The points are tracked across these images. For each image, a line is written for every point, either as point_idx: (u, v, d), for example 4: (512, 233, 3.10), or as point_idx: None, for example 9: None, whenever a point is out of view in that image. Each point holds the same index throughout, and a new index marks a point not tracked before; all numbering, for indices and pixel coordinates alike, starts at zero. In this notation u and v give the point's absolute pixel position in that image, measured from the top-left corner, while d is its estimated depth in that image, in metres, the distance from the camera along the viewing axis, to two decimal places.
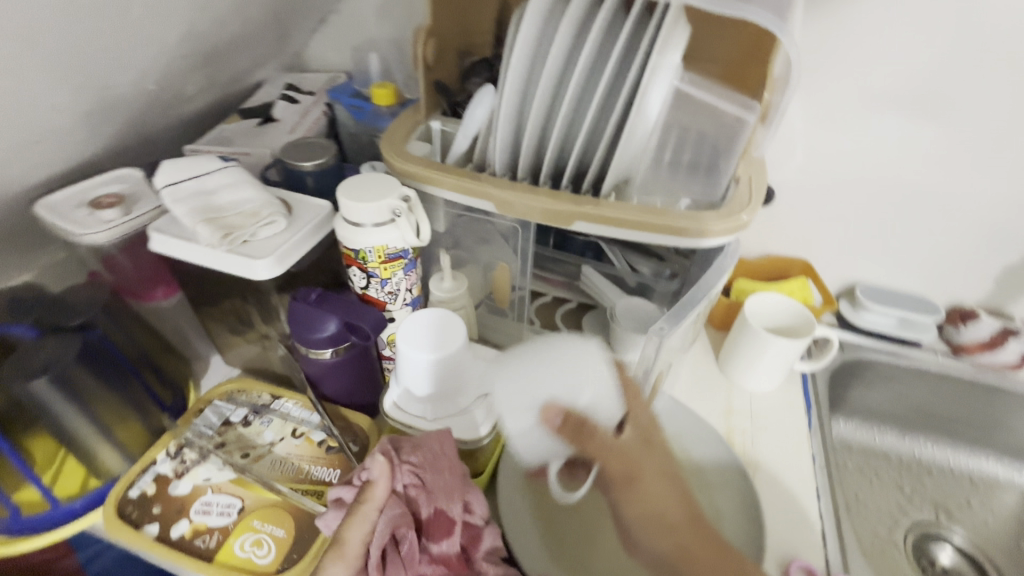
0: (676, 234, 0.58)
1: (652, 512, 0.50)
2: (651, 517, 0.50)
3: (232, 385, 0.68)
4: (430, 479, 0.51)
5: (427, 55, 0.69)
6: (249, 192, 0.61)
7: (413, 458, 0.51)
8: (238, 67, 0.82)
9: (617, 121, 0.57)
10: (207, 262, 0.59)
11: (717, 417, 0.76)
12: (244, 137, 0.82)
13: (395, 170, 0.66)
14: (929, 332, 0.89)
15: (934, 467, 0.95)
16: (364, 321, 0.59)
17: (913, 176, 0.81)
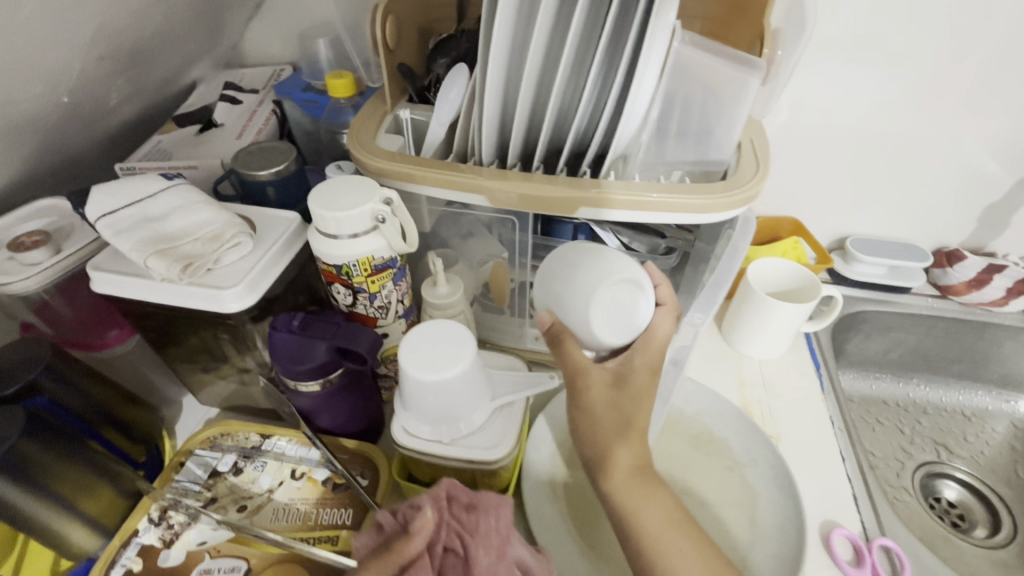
0: (689, 211, 0.54)
1: (595, 457, 0.50)
2: (593, 458, 0.50)
3: (213, 430, 0.60)
4: (475, 546, 0.40)
5: (386, 37, 0.61)
6: (203, 213, 0.53)
7: (464, 518, 0.42)
8: (166, 68, 0.72)
9: (615, 95, 0.52)
10: (165, 300, 0.52)
11: (732, 390, 0.74)
12: (186, 149, 0.73)
13: (368, 170, 0.59)
14: (919, 278, 0.90)
15: (929, 406, 0.97)
16: (357, 343, 0.53)
17: (899, 123, 0.80)
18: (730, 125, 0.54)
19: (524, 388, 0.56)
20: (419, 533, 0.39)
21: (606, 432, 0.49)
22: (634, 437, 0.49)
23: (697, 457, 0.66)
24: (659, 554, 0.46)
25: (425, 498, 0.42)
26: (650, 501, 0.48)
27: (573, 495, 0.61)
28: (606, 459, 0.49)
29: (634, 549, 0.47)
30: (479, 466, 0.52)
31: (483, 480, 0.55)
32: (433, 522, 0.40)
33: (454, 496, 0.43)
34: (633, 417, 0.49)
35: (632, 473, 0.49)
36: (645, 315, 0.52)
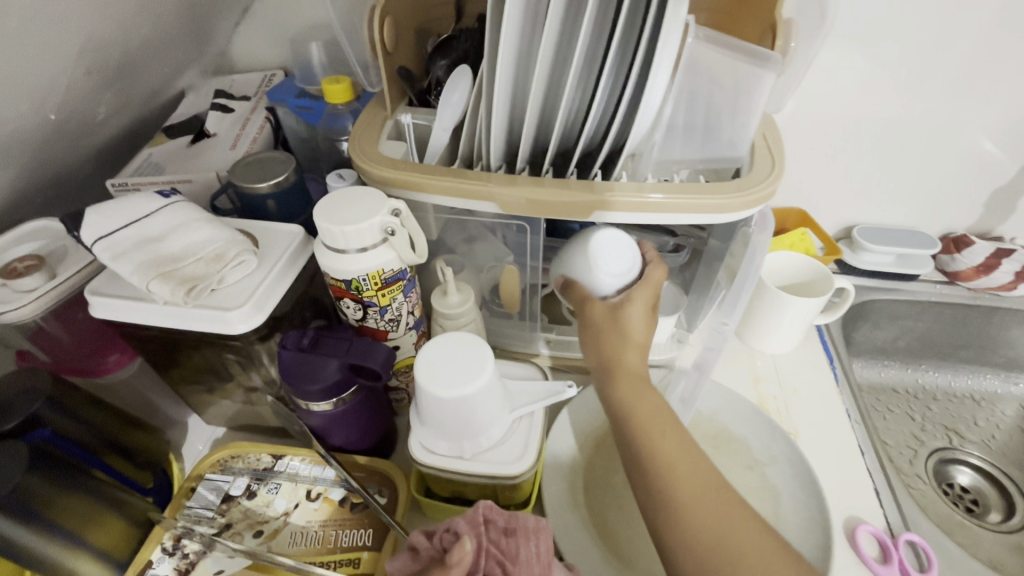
0: (705, 211, 0.53)
1: (601, 359, 0.55)
2: (599, 361, 0.55)
3: (223, 452, 0.59)
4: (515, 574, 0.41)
5: (384, 40, 0.59)
6: (204, 231, 0.51)
7: (502, 543, 0.42)
8: (154, 79, 0.69)
9: (625, 96, 0.51)
10: (169, 322, 0.50)
11: (747, 387, 0.73)
12: (179, 161, 0.71)
13: (371, 178, 0.57)
14: (926, 265, 0.89)
15: (938, 392, 0.97)
16: (370, 359, 0.51)
17: (906, 109, 0.79)
18: (744, 121, 0.53)
19: (542, 397, 0.55)
20: (458, 565, 0.39)
21: (610, 336, 0.55)
22: (636, 341, 0.54)
23: (715, 457, 0.65)
24: (649, 435, 0.50)
25: (462, 525, 0.42)
26: (648, 394, 0.52)
27: (593, 502, 0.60)
28: (611, 357, 0.54)
29: (628, 430, 0.51)
30: (501, 480, 0.51)
31: (504, 493, 0.54)
32: (473, 552, 0.40)
33: (490, 519, 0.43)
34: (633, 324, 0.55)
35: (633, 370, 0.54)
36: (637, 260, 0.57)
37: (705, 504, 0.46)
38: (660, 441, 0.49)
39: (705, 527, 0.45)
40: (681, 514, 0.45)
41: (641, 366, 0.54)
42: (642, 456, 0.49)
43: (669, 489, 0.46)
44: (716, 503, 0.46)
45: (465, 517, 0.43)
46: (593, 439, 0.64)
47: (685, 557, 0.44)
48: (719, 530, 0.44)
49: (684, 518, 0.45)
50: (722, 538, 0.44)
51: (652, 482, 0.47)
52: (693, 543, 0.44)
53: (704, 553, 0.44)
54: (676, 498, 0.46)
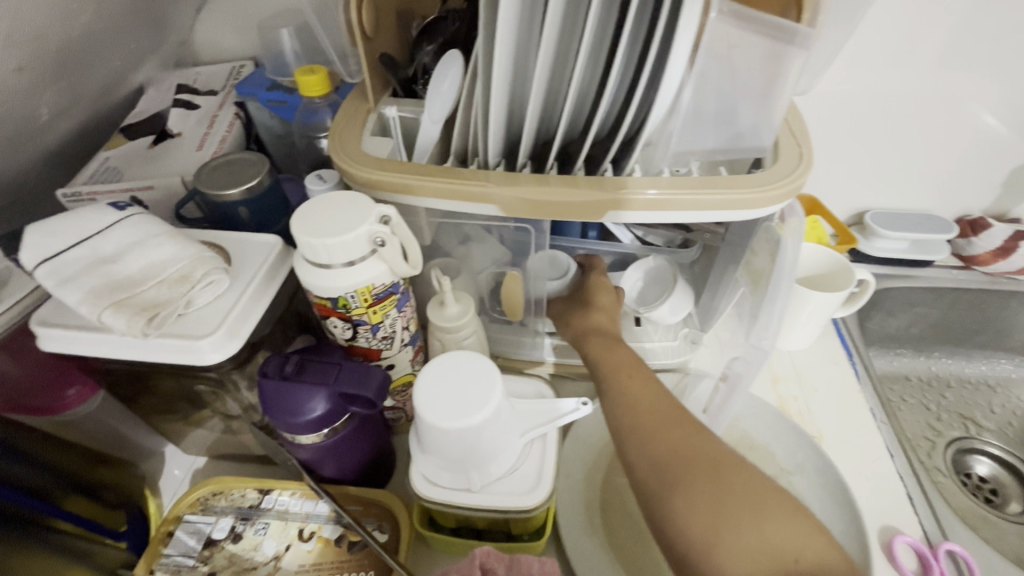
0: (730, 207, 0.47)
1: (579, 326, 0.61)
2: (577, 328, 0.61)
3: (203, 489, 0.53)
4: None
5: (363, 24, 0.52)
6: (166, 248, 0.45)
7: None
8: (106, 74, 0.62)
9: (638, 81, 0.45)
10: (131, 354, 0.44)
11: (765, 387, 0.69)
12: (140, 165, 0.64)
13: (355, 180, 0.51)
14: (942, 251, 0.85)
15: (952, 379, 0.94)
16: (363, 385, 0.46)
17: (927, 87, 0.74)
18: (769, 105, 0.47)
19: (554, 417, 0.50)
20: None
21: (576, 310, 0.62)
22: (606, 309, 0.62)
23: None
24: (620, 375, 0.53)
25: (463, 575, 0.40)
26: (620, 348, 0.57)
27: (612, 526, 0.55)
28: (586, 322, 0.61)
29: (602, 373, 0.55)
30: (515, 513, 0.46)
31: (517, 523, 0.49)
32: None
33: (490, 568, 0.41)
34: (599, 295, 0.62)
35: (603, 330, 0.60)
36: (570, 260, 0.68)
37: (667, 420, 0.47)
38: (626, 377, 0.52)
39: (666, 437, 0.46)
40: (645, 429, 0.47)
41: (611, 327, 0.60)
42: (614, 390, 0.52)
43: (634, 412, 0.49)
44: (679, 420, 0.47)
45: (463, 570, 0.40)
46: (606, 453, 0.60)
47: (647, 466, 0.45)
48: (680, 439, 0.45)
49: (648, 432, 0.47)
50: (682, 445, 0.45)
51: (621, 409, 0.50)
52: (654, 451, 0.45)
53: (665, 459, 0.44)
54: (639, 418, 0.48)
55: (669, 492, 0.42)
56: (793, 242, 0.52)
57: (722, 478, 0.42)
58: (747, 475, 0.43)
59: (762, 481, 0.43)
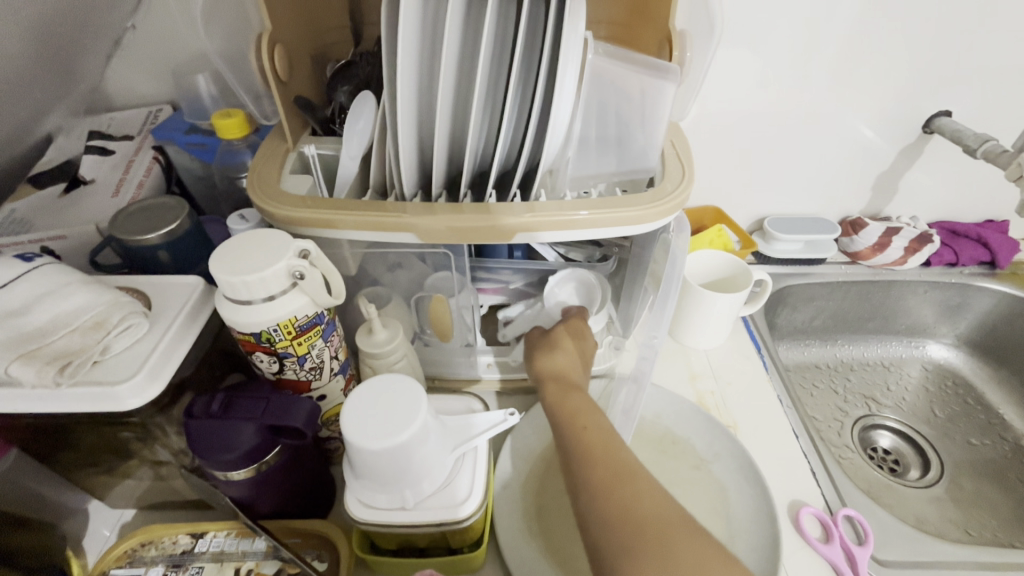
0: (627, 223, 0.53)
1: (544, 369, 0.61)
2: (543, 370, 0.61)
3: (131, 540, 0.52)
4: None
5: (276, 68, 0.55)
6: (77, 296, 0.44)
7: None
8: (8, 124, 0.61)
9: (533, 117, 0.50)
10: (42, 408, 0.43)
11: (685, 385, 0.75)
12: (49, 215, 0.63)
13: (276, 218, 0.53)
14: (830, 249, 0.96)
15: (855, 363, 1.04)
16: (291, 416, 0.47)
17: (799, 108, 0.85)
18: (652, 129, 0.53)
19: (484, 429, 0.53)
20: None
21: (545, 350, 0.63)
22: (571, 355, 0.62)
23: (663, 461, 0.65)
24: (577, 425, 0.52)
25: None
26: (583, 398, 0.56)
27: (549, 525, 0.58)
28: (549, 366, 0.61)
29: (564, 421, 0.53)
30: (450, 526, 0.48)
31: (454, 536, 0.51)
32: None
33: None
34: (563, 338, 0.64)
35: (565, 378, 0.60)
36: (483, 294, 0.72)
37: (624, 480, 0.45)
38: (583, 430, 0.51)
39: (621, 496, 0.44)
40: (597, 484, 0.45)
41: (573, 372, 0.61)
42: (574, 440, 0.50)
43: (589, 460, 0.47)
44: (636, 481, 0.45)
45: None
46: (543, 459, 0.63)
47: (596, 520, 0.43)
48: (632, 501, 0.43)
49: (602, 491, 0.45)
50: (633, 507, 0.43)
51: (580, 459, 0.48)
52: (608, 510, 0.43)
53: (618, 521, 0.42)
54: (595, 475, 0.46)
55: (617, 556, 0.41)
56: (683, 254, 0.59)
57: (670, 548, 0.40)
58: (698, 542, 0.41)
59: (712, 544, 0.41)
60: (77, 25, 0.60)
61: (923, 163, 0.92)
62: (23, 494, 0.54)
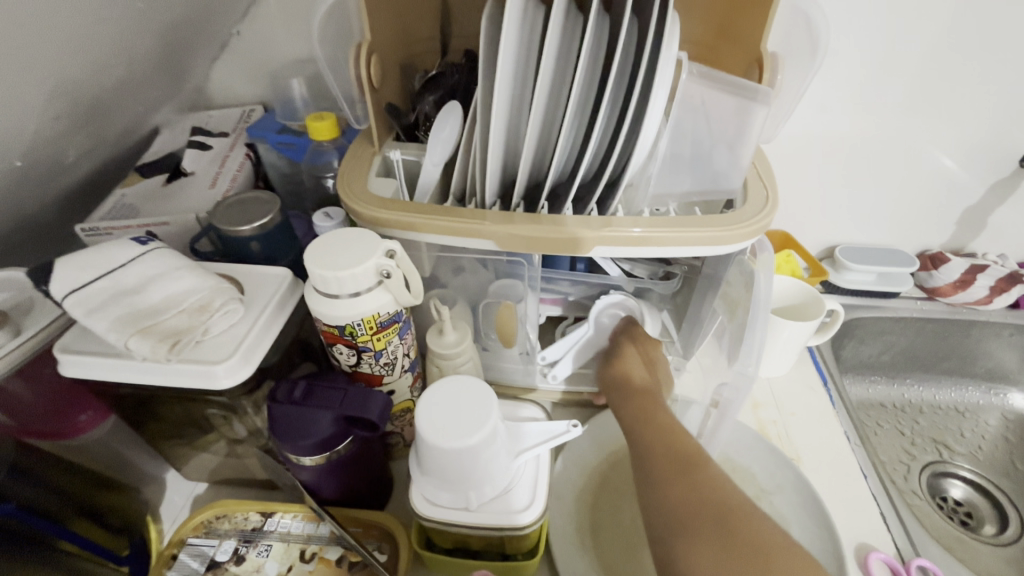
0: (704, 243, 0.52)
1: (610, 371, 0.65)
2: (609, 371, 0.65)
3: (208, 512, 0.55)
4: None
5: (371, 76, 0.58)
6: (185, 279, 0.48)
7: None
8: (126, 117, 0.67)
9: (621, 132, 0.51)
10: (149, 381, 0.46)
11: (746, 413, 0.73)
12: (153, 202, 0.68)
13: (362, 218, 0.56)
14: (907, 282, 0.91)
15: (925, 405, 0.98)
16: (366, 408, 0.49)
17: (881, 135, 0.82)
18: (737, 151, 0.53)
19: (547, 438, 0.53)
20: None
21: (610, 354, 0.66)
22: (633, 359, 0.65)
23: None
24: (643, 420, 0.55)
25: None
26: (648, 400, 0.59)
27: (601, 543, 0.58)
28: (615, 369, 0.64)
29: (631, 417, 0.57)
30: (510, 531, 0.48)
31: (511, 543, 0.51)
32: None
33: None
34: (627, 343, 0.66)
35: (631, 378, 0.62)
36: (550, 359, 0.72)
37: (689, 473, 0.48)
38: (649, 423, 0.55)
39: (685, 485, 0.47)
40: (664, 470, 0.49)
41: (637, 373, 0.63)
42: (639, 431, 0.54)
43: (655, 448, 0.51)
44: (700, 469, 0.48)
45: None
46: (598, 476, 0.62)
47: (662, 512, 0.46)
48: (699, 486, 0.47)
49: (668, 476, 0.48)
50: (699, 491, 0.46)
51: (647, 449, 0.52)
52: (674, 492, 0.47)
53: (684, 502, 0.46)
54: (660, 460, 0.50)
55: (681, 536, 0.44)
56: (766, 274, 0.58)
57: (734, 529, 0.43)
58: (762, 533, 0.43)
59: (775, 534, 0.44)
60: (193, 29, 0.65)
61: (1016, 200, 0.87)
62: (113, 458, 0.58)
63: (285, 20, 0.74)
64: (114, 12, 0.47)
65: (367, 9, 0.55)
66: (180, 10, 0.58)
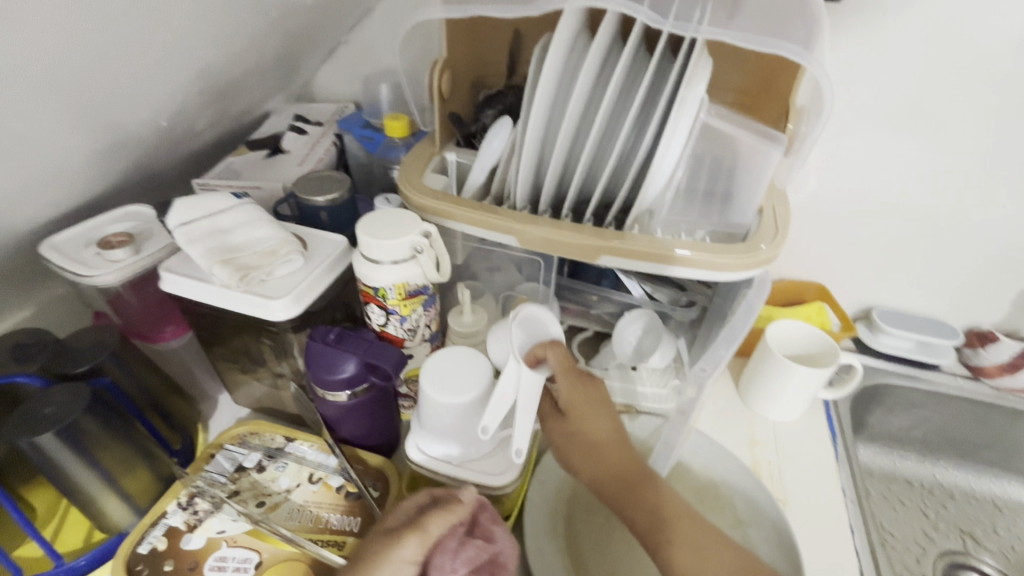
0: (703, 266, 0.57)
1: (588, 471, 0.54)
2: (587, 471, 0.55)
3: (245, 428, 0.65)
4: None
5: (442, 87, 0.68)
6: (264, 229, 0.60)
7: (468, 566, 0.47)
8: (246, 100, 0.82)
9: (642, 158, 0.58)
10: (222, 304, 0.58)
11: (742, 448, 0.74)
12: (254, 170, 0.82)
13: (412, 203, 0.65)
14: (948, 356, 0.88)
15: (956, 492, 0.93)
16: (383, 360, 0.57)
17: (935, 202, 0.80)
18: (755, 188, 0.60)
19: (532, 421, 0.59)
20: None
21: (579, 444, 0.55)
22: (604, 443, 0.55)
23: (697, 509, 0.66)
24: (661, 542, 0.50)
25: (413, 554, 0.46)
26: (646, 494, 0.52)
27: (574, 530, 0.63)
28: (593, 466, 0.54)
29: (646, 537, 0.51)
30: (484, 488, 0.55)
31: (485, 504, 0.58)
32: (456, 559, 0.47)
33: (432, 567, 0.46)
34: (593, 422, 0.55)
35: (614, 474, 0.54)
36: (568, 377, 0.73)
37: None
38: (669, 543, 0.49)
39: None
40: None
41: (617, 458, 0.54)
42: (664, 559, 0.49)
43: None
44: None
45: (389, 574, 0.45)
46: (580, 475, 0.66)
47: None
48: None
49: None
50: None
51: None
52: None
53: None
54: None
55: None
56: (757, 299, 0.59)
57: None
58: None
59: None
60: (310, 34, 0.79)
61: None
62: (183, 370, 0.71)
63: (385, 34, 0.87)
64: (248, 18, 0.61)
65: (448, 34, 0.66)
66: (301, 18, 0.71)
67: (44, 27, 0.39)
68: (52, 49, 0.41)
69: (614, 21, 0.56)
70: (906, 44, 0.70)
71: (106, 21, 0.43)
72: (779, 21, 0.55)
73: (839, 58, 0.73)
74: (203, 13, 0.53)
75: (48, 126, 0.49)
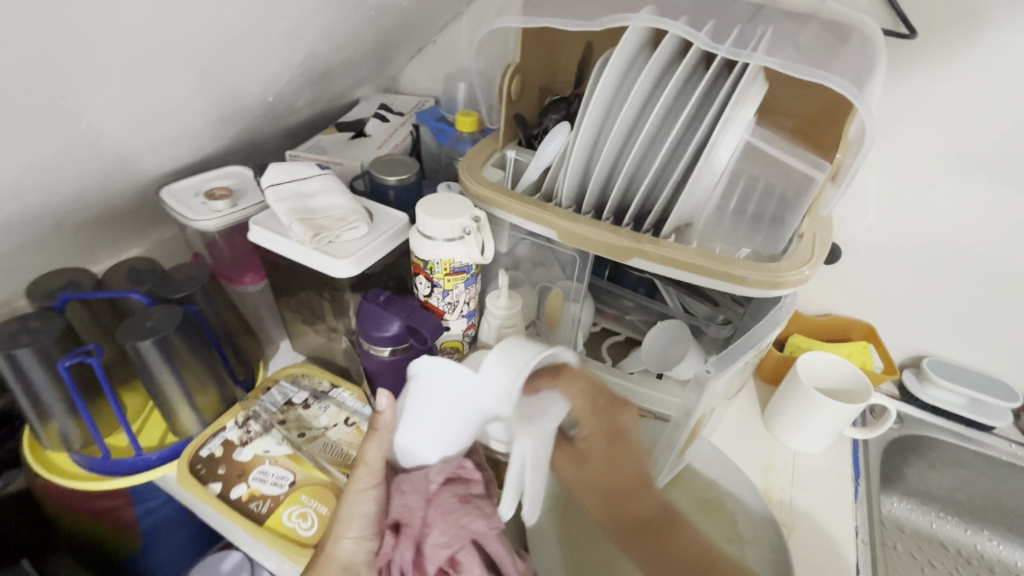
0: (732, 281, 0.59)
1: (611, 516, 0.57)
2: (611, 515, 0.57)
3: (299, 369, 0.75)
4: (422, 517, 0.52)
5: (511, 89, 0.74)
6: (339, 198, 0.68)
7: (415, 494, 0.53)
8: (340, 85, 0.92)
9: (684, 169, 0.62)
10: (295, 257, 0.67)
11: (756, 470, 0.74)
12: (338, 148, 0.92)
13: (468, 190, 0.72)
14: (1003, 419, 0.83)
15: (997, 566, 0.87)
16: (423, 325, 0.64)
17: (1005, 255, 0.76)
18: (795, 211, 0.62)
19: None
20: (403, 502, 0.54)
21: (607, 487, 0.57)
22: (629, 491, 0.57)
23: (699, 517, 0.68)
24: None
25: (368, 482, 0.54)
26: (665, 539, 0.54)
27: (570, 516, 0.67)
28: (621, 512, 0.56)
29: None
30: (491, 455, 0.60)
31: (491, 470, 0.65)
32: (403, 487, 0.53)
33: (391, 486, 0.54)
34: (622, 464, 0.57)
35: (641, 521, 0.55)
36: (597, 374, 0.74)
37: None
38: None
39: None
40: None
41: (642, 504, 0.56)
42: None
43: None
44: None
45: (353, 501, 0.53)
46: None
47: None
48: None
49: None
50: None
51: None
52: None
53: None
54: None
55: None
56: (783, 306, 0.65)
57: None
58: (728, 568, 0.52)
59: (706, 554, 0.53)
60: (402, 33, 0.88)
61: None
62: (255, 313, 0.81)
63: (469, 37, 0.95)
64: (350, 15, 0.70)
65: (523, 41, 0.72)
66: (396, 18, 0.80)
67: (194, 10, 0.48)
68: (196, 28, 0.51)
69: (674, 41, 0.60)
70: (986, 88, 0.68)
71: (240, 8, 0.52)
72: (835, 53, 0.57)
73: (910, 95, 0.72)
74: (315, 8, 0.62)
75: (183, 91, 0.60)
